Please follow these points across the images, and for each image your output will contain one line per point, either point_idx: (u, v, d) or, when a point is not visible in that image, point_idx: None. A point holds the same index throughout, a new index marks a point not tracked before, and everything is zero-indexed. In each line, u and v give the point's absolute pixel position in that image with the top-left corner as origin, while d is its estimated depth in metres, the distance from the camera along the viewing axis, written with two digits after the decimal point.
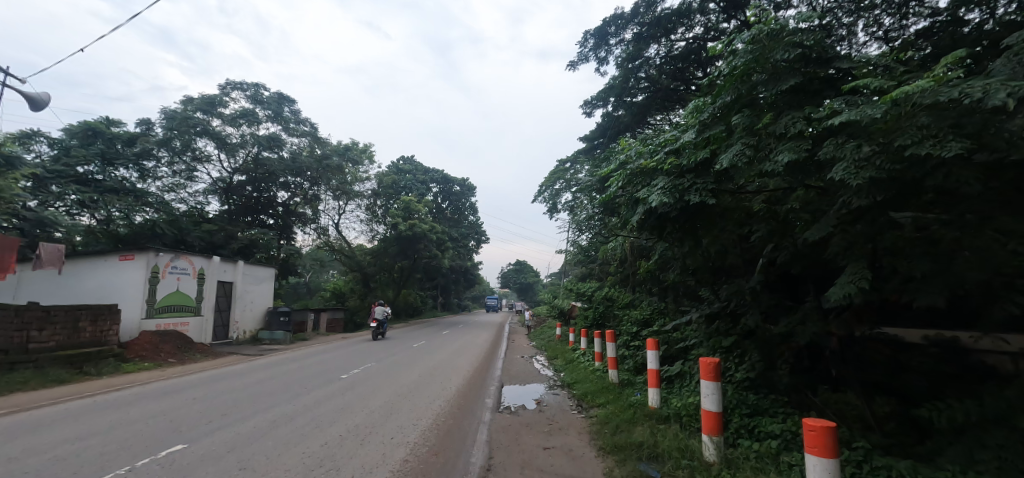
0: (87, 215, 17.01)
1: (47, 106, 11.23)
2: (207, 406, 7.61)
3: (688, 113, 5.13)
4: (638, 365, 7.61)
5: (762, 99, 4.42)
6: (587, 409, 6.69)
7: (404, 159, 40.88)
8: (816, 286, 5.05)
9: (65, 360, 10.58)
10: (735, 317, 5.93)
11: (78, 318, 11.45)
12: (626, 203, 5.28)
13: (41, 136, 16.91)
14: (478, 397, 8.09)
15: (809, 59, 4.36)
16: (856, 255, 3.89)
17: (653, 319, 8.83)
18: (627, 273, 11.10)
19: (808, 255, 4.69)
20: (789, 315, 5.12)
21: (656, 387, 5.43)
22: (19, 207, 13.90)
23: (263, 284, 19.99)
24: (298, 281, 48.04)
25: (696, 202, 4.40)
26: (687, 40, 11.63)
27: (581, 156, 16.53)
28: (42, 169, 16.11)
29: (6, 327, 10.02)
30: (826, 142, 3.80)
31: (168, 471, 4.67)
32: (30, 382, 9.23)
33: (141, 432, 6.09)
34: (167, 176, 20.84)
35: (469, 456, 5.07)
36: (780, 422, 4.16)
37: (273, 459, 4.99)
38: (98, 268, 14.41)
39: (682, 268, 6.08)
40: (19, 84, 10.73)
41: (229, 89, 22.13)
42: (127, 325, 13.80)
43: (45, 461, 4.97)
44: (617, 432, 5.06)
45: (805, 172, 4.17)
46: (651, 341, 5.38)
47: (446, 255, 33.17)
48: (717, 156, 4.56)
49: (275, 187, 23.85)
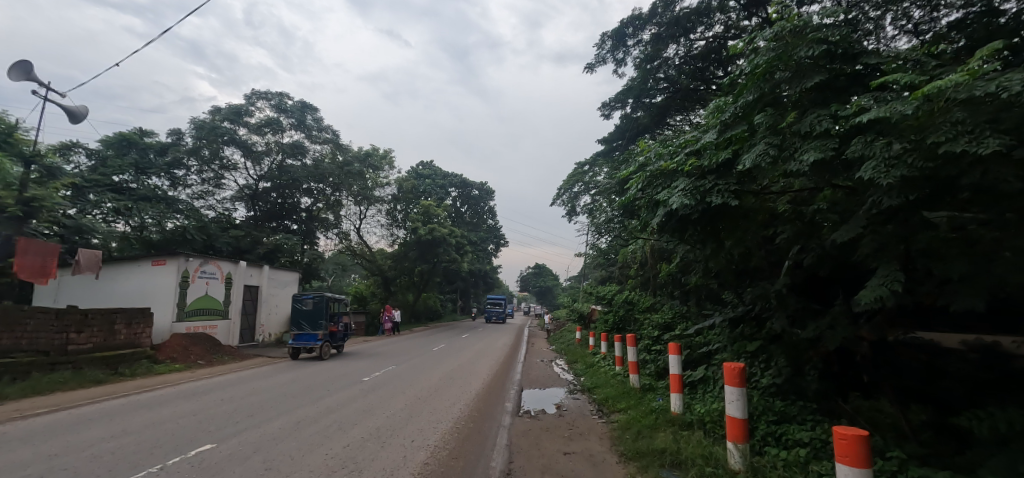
0: (123, 222, 17.54)
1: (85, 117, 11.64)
2: (235, 407, 7.74)
3: (708, 114, 5.07)
4: (659, 370, 7.47)
5: (786, 98, 4.32)
6: (608, 413, 6.61)
7: (424, 164, 41.40)
8: (847, 290, 4.88)
9: (100, 361, 10.94)
10: (760, 322, 5.78)
11: (114, 321, 11.87)
12: (645, 205, 5.18)
13: (80, 147, 17.57)
14: (498, 401, 8.11)
15: (835, 55, 4.22)
16: (887, 256, 3.75)
17: (675, 324, 8.71)
18: (647, 276, 10.99)
19: (836, 256, 4.55)
20: (816, 319, 4.91)
21: (679, 392, 5.33)
22: (59, 215, 14.29)
23: (288, 288, 20.36)
24: (321, 286, 48.93)
25: (718, 204, 4.29)
26: (707, 40, 11.53)
27: (599, 160, 16.29)
28: (80, 178, 16.73)
29: (49, 329, 10.42)
30: (854, 140, 3.70)
31: (197, 470, 4.73)
32: (70, 382, 9.53)
33: (173, 431, 6.22)
34: (197, 184, 21.40)
35: (490, 460, 5.04)
36: (809, 429, 4.03)
37: (297, 460, 5.04)
38: (133, 273, 14.96)
39: (704, 271, 5.94)
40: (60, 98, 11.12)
41: (254, 99, 22.67)
42: (159, 328, 14.28)
43: (82, 459, 5.09)
44: (639, 438, 4.98)
45: (833, 171, 4.06)
46: (673, 346, 5.29)
47: (465, 258, 33.47)
48: (739, 156, 4.44)
49: (299, 193, 24.16)
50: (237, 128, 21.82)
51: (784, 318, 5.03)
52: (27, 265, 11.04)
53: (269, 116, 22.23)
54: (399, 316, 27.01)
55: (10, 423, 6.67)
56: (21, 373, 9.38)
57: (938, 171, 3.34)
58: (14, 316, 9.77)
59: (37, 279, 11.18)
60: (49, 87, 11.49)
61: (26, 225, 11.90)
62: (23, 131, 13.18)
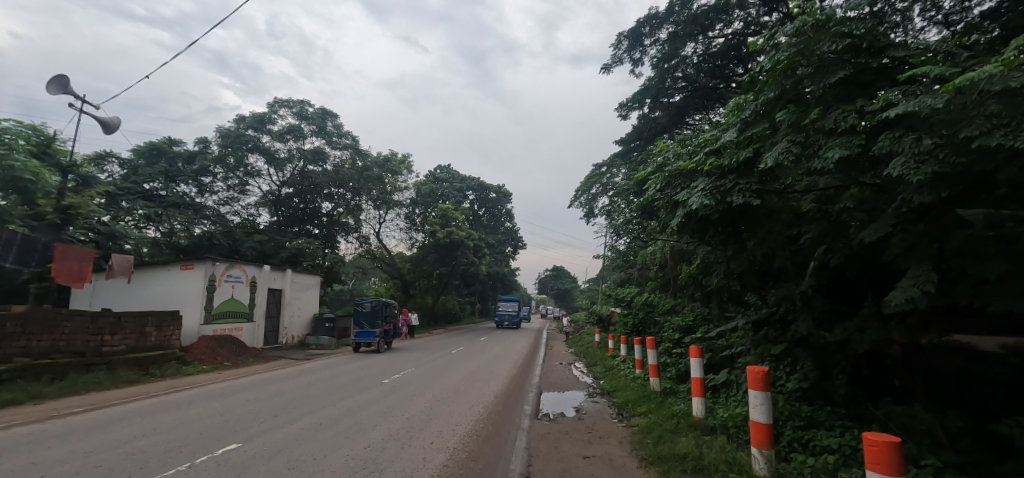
0: (153, 228, 18.02)
1: (118, 127, 12.00)
2: (260, 408, 7.85)
3: (728, 112, 4.96)
4: (680, 373, 7.35)
5: (809, 94, 4.20)
6: (628, 417, 6.51)
7: (442, 168, 41.71)
8: (876, 291, 4.72)
9: (133, 362, 11.24)
10: (785, 325, 5.62)
11: (145, 324, 12.19)
12: (664, 206, 5.09)
13: (113, 157, 18.11)
14: (517, 404, 8.06)
15: (860, 49, 4.10)
16: (919, 256, 3.61)
17: (696, 326, 8.57)
18: (667, 278, 10.86)
19: (864, 256, 4.41)
20: (844, 322, 4.77)
21: (701, 396, 5.22)
22: (93, 222, 14.68)
23: (310, 291, 20.66)
24: (342, 288, 49.58)
25: (739, 204, 4.19)
26: (726, 37, 11.33)
27: (617, 161, 16.14)
28: (114, 187, 17.26)
29: (85, 331, 10.73)
30: (882, 136, 3.57)
31: (224, 468, 4.81)
32: (105, 382, 9.80)
33: (201, 431, 6.33)
34: (223, 190, 21.88)
35: (509, 463, 5.01)
36: (838, 436, 3.89)
37: (319, 460, 5.08)
38: (162, 277, 15.32)
39: (726, 273, 5.83)
40: (94, 110, 11.48)
41: (277, 107, 23.13)
42: (188, 330, 14.61)
43: (116, 456, 5.21)
44: (660, 442, 4.89)
45: (859, 168, 3.95)
46: (695, 349, 5.19)
47: (483, 261, 33.53)
48: (761, 155, 4.33)
49: (320, 198, 24.54)
50: (261, 136, 22.30)
51: (810, 320, 4.91)
52: (65, 269, 11.42)
53: (291, 124, 22.67)
54: (416, 319, 27.14)
55: (49, 421, 6.88)
56: (59, 373, 9.68)
57: (972, 167, 3.21)
58: (52, 319, 10.06)
59: (74, 282, 11.58)
60: (84, 100, 11.87)
61: (62, 231, 12.07)
62: (62, 142, 13.81)
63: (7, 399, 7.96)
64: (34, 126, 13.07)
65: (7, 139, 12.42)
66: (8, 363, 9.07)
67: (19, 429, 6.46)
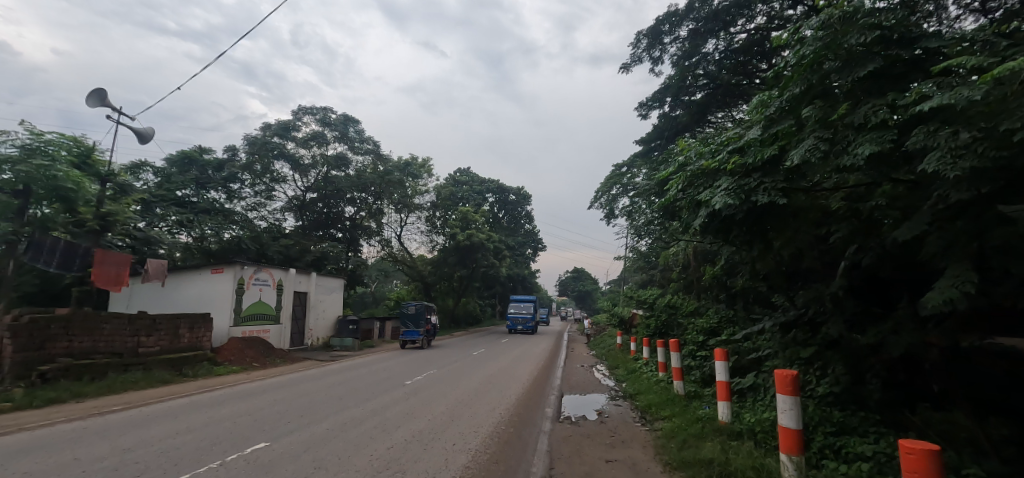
0: (185, 233, 18.54)
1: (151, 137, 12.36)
2: (286, 408, 7.96)
3: (752, 109, 4.83)
4: (705, 376, 7.20)
5: (837, 89, 4.06)
6: (652, 421, 6.40)
7: (461, 171, 41.94)
8: (911, 292, 4.55)
9: (167, 362, 11.57)
10: (815, 327, 5.46)
11: (178, 326, 12.53)
12: (686, 207, 4.98)
13: (147, 166, 18.69)
14: (538, 406, 8.00)
15: (890, 41, 3.96)
16: (958, 255, 3.46)
17: (721, 328, 8.40)
18: (691, 279, 10.68)
19: (897, 255, 4.26)
20: (877, 324, 4.60)
21: (727, 400, 5.09)
22: (130, 228, 15.14)
23: (334, 294, 20.96)
24: (365, 291, 50.22)
25: (764, 203, 4.08)
26: (749, 32, 11.11)
27: (638, 161, 15.95)
28: (149, 194, 17.59)
29: (123, 332, 11.09)
30: (915, 130, 3.43)
31: (253, 466, 4.89)
32: (141, 382, 10.10)
33: (231, 430, 6.46)
34: (251, 196, 22.38)
35: (531, 465, 4.97)
36: (872, 443, 3.74)
37: (344, 460, 5.12)
38: (193, 281, 15.73)
39: (752, 274, 5.69)
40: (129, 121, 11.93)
41: (301, 114, 23.58)
42: (218, 331, 14.97)
43: (151, 453, 5.34)
44: (684, 447, 4.79)
45: (891, 164, 3.80)
46: (720, 351, 5.06)
47: (503, 263, 33.57)
48: (787, 152, 4.20)
49: (343, 202, 24.88)
50: (286, 143, 22.76)
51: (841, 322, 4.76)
52: (103, 273, 11.80)
53: (315, 130, 23.09)
54: None
55: (89, 419, 7.11)
56: (99, 373, 10.03)
57: (1015, 160, 3.05)
58: (93, 321, 10.42)
59: (111, 286, 11.93)
60: (120, 111, 12.29)
61: (101, 237, 12.85)
62: (99, 152, 14.04)
63: (51, 398, 8.29)
64: (75, 137, 13.24)
65: (49, 148, 12.10)
66: (53, 363, 9.44)
67: (62, 425, 6.69)
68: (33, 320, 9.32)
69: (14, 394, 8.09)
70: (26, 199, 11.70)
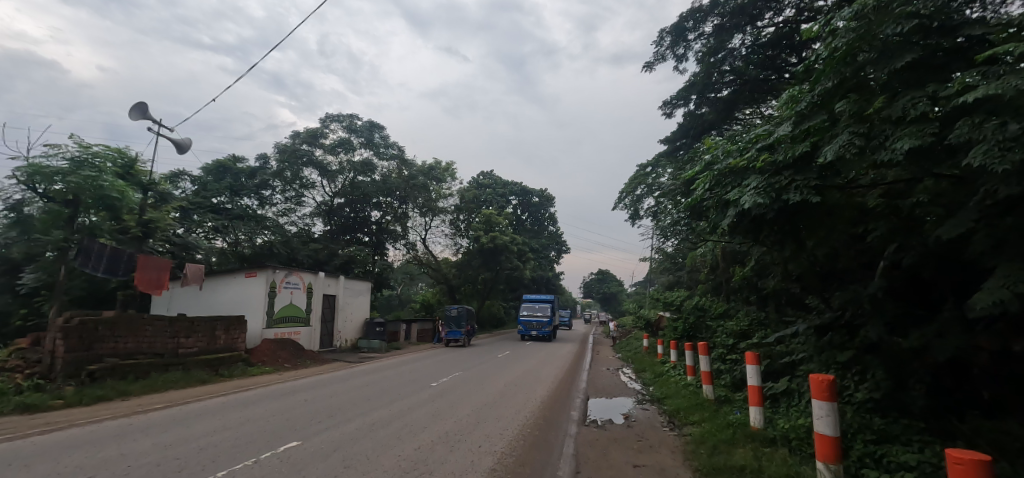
0: (220, 239, 19.11)
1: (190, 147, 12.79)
2: (317, 408, 8.10)
3: (782, 105, 4.68)
4: (736, 381, 7.01)
5: (872, 81, 3.90)
6: (680, 426, 6.25)
7: (484, 174, 42.09)
8: (956, 292, 4.28)
9: (204, 363, 11.93)
10: (852, 330, 5.27)
11: (215, 328, 12.90)
12: (714, 207, 4.85)
13: (186, 175, 19.35)
14: (564, 409, 7.93)
15: (930, 29, 3.79)
16: (1008, 253, 3.27)
17: (752, 331, 8.17)
18: (719, 280, 10.45)
19: (941, 253, 4.06)
20: (919, 328, 4.39)
21: (759, 405, 4.92)
22: (170, 234, 15.68)
23: (362, 296, 21.30)
24: (391, 294, 50.90)
25: (796, 201, 3.94)
26: (777, 25, 10.81)
27: (662, 161, 15.73)
28: (188, 202, 18.31)
29: (163, 334, 11.48)
30: (959, 122, 3.26)
31: (286, 464, 4.97)
32: (181, 381, 10.43)
33: (265, 428, 6.59)
34: (281, 202, 22.93)
35: (557, 469, 4.90)
36: (915, 452, 3.55)
37: (373, 460, 5.16)
38: (229, 284, 16.19)
39: (785, 275, 5.52)
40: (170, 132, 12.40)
41: (329, 121, 24.07)
42: (252, 333, 15.36)
43: (191, 450, 5.49)
44: (715, 453, 4.65)
45: (933, 158, 3.62)
46: (751, 355, 4.91)
47: (527, 265, 33.53)
48: (820, 148, 4.04)
49: (369, 207, 25.25)
50: (314, 150, 23.25)
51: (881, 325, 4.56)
52: (146, 278, 12.23)
53: (342, 137, 23.55)
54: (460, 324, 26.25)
55: (133, 416, 7.38)
56: (142, 373, 10.41)
57: None
58: (137, 323, 10.82)
59: (152, 290, 12.35)
60: (161, 123, 12.75)
61: (144, 243, 13.36)
62: (142, 163, 14.56)
63: (99, 396, 8.64)
64: (119, 148, 13.67)
65: (96, 161, 12.71)
66: (100, 363, 9.83)
67: (109, 422, 6.96)
68: (83, 322, 9.70)
69: (65, 392, 8.47)
70: (76, 208, 12.37)
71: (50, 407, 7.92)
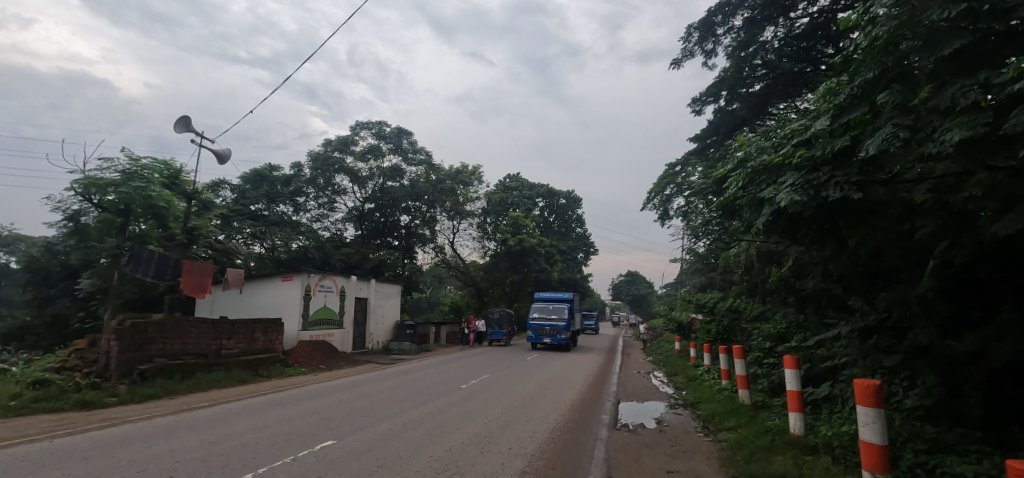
0: (258, 245, 19.71)
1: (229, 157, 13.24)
2: (351, 408, 8.23)
3: (818, 98, 4.49)
4: (773, 386, 6.76)
5: (917, 70, 3.70)
6: (715, 431, 6.07)
7: (511, 177, 42.15)
8: (1015, 292, 4.03)
9: (244, 364, 12.29)
10: (900, 333, 5.01)
11: (254, 330, 13.28)
12: (748, 205, 4.68)
13: (226, 184, 20.04)
14: (595, 412, 7.82)
15: (979, 14, 3.55)
16: None
17: (790, 334, 7.88)
18: (754, 281, 10.14)
19: (996, 250, 3.82)
20: (974, 331, 4.14)
21: (799, 412, 4.72)
22: (212, 240, 16.27)
23: (392, 299, 21.59)
24: (421, 297, 51.46)
25: (836, 198, 3.77)
26: (811, 16, 10.46)
27: (692, 159, 15.42)
28: (227, 210, 19.00)
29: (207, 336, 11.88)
30: (1014, 111, 3.05)
31: (322, 462, 5.04)
32: (223, 381, 10.77)
33: (302, 427, 6.72)
34: (315, 208, 23.49)
35: (590, 473, 4.81)
36: (973, 462, 3.33)
37: (406, 460, 5.18)
38: (267, 288, 16.66)
39: (825, 275, 5.30)
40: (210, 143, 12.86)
41: (359, 128, 24.56)
42: (288, 336, 15.75)
43: (233, 447, 5.63)
44: (753, 460, 4.48)
45: (987, 150, 3.40)
46: (789, 358, 4.73)
47: (556, 267, 33.33)
48: (861, 143, 3.85)
49: (398, 211, 25.62)
50: (345, 157, 23.73)
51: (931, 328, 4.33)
52: (190, 282, 12.76)
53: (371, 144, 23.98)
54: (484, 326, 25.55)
55: (180, 413, 7.67)
56: (188, 372, 10.80)
57: None
58: (184, 324, 11.24)
59: (196, 293, 12.83)
60: (203, 135, 13.25)
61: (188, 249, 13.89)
62: (185, 173, 15.11)
63: (149, 394, 9.02)
64: (165, 161, 14.07)
65: (146, 173, 13.00)
66: (149, 363, 10.25)
67: (158, 419, 7.23)
68: (134, 324, 10.13)
69: (118, 390, 8.88)
70: (127, 218, 12.80)
71: (105, 404, 8.31)
